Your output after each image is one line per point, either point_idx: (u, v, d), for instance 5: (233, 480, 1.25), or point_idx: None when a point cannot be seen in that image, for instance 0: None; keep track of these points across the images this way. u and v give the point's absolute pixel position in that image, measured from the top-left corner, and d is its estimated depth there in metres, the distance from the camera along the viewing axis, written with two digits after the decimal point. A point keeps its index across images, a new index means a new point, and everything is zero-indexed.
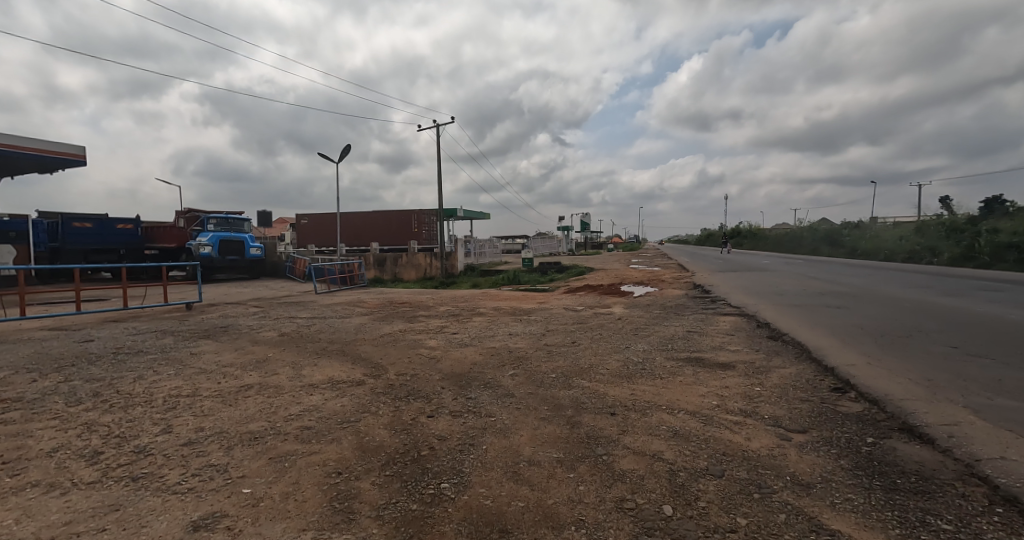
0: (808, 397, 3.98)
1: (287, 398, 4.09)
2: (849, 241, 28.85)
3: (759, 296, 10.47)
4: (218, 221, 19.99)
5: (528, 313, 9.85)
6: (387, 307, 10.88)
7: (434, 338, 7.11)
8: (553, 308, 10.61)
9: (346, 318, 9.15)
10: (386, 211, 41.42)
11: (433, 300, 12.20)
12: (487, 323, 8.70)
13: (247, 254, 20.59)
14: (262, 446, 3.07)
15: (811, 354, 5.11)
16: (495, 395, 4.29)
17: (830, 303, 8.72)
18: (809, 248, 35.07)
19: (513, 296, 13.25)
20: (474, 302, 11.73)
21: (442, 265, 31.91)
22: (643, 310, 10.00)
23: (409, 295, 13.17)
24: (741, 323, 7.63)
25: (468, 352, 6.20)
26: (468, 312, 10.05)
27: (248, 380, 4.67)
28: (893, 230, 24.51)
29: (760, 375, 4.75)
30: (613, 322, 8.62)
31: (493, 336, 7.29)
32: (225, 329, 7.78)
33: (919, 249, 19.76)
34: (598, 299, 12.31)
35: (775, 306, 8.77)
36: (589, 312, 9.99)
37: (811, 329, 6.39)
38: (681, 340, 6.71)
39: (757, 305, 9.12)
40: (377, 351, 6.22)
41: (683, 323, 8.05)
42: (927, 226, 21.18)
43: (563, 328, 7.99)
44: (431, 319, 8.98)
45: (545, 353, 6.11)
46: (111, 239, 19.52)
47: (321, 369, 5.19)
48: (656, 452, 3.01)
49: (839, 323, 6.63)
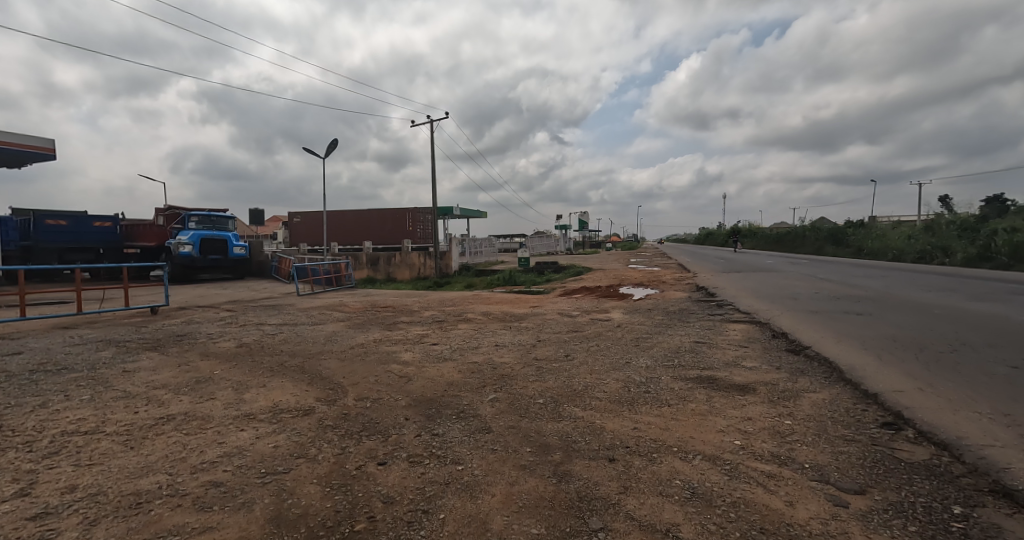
0: (852, 436, 3.23)
1: (208, 435, 3.29)
2: (854, 241, 28.17)
3: (770, 300, 9.74)
4: (199, 220, 19.19)
5: (520, 319, 9.09)
6: (367, 312, 10.11)
7: (410, 350, 6.33)
8: (546, 313, 9.85)
9: (320, 325, 8.38)
10: (380, 209, 40.62)
11: (419, 304, 11.43)
12: (474, 331, 7.93)
13: (231, 254, 19.79)
14: (141, 519, 2.27)
15: (844, 376, 4.39)
16: (468, 431, 3.53)
17: (850, 310, 7.99)
18: (811, 247, 34.41)
19: (505, 299, 12.48)
20: (463, 306, 10.97)
21: (436, 265, 31.17)
22: (644, 316, 9.24)
23: (395, 298, 12.40)
24: (755, 333, 6.87)
25: (446, 368, 5.43)
26: (454, 318, 9.29)
27: (172, 409, 3.86)
28: (900, 230, 23.82)
29: (788, 403, 3.99)
30: (611, 330, 7.84)
31: (478, 347, 6.53)
32: (180, 339, 6.98)
33: (930, 249, 19.02)
34: (596, 302, 11.54)
35: (790, 313, 8.07)
36: (585, 318, 9.23)
37: (837, 341, 5.65)
38: (689, 353, 5.93)
39: (769, 311, 8.40)
40: (341, 367, 5.44)
41: (690, 332, 7.28)
42: (937, 224, 20.49)
43: (556, 338, 7.22)
44: (412, 327, 8.19)
45: (534, 369, 5.34)
46: (87, 238, 18.73)
47: (268, 392, 4.39)
48: (670, 528, 2.25)
49: (867, 334, 5.91)
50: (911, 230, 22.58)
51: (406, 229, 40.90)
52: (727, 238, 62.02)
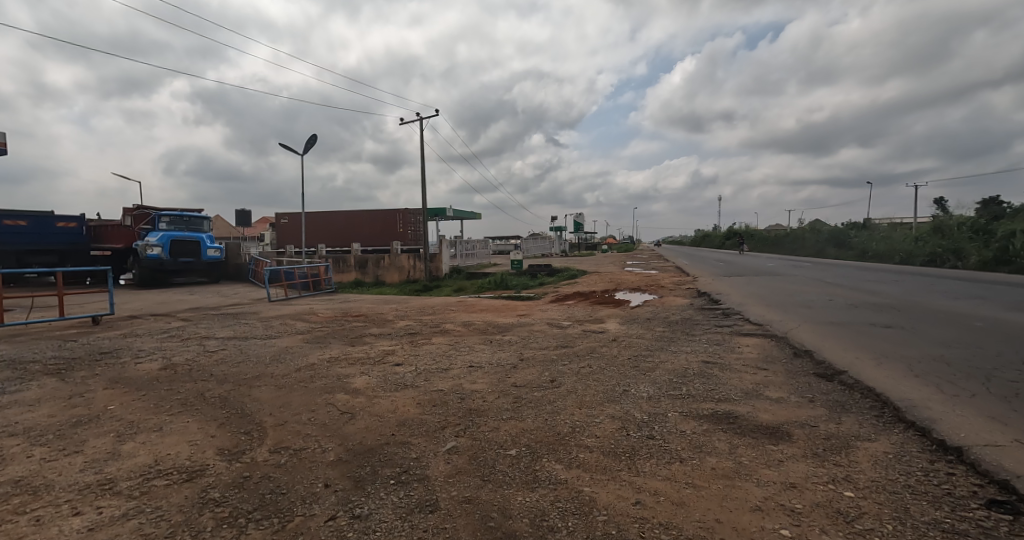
0: (951, 523, 2.25)
1: (17, 527, 2.24)
2: (856, 242, 27.49)
3: (783, 309, 8.83)
4: (171, 220, 18.17)
5: (504, 332, 8.07)
6: (335, 322, 9.06)
7: (368, 374, 5.30)
8: (534, 324, 8.88)
9: (274, 338, 7.32)
10: (370, 211, 39.54)
11: (395, 313, 10.40)
12: (449, 346, 6.92)
13: (204, 256, 18.65)
14: None
15: (906, 418, 3.44)
16: (407, 510, 2.52)
17: (878, 322, 7.08)
18: (812, 248, 33.71)
19: (492, 306, 11.46)
20: (443, 315, 9.94)
21: (426, 267, 30.20)
22: (643, 328, 8.26)
23: (372, 307, 11.39)
24: (773, 351, 5.91)
25: (404, 400, 4.40)
26: (431, 330, 8.25)
27: (3, 472, 2.78)
28: (906, 232, 23.11)
29: (841, 459, 2.99)
30: (606, 345, 6.85)
31: (449, 369, 5.51)
32: (99, 357, 5.90)
33: (941, 252, 18.20)
34: (590, 311, 10.56)
35: (810, 324, 7.16)
36: (577, 330, 8.24)
37: (878, 365, 4.72)
38: (699, 379, 4.94)
39: (785, 322, 7.48)
40: (273, 397, 4.39)
41: (698, 350, 6.30)
42: (946, 226, 19.77)
43: (542, 356, 6.23)
44: (380, 342, 7.16)
45: (511, 402, 4.33)
46: (50, 239, 17.62)
47: (158, 438, 3.32)
48: None
49: (913, 355, 4.98)
50: (918, 231, 21.81)
51: (397, 230, 39.87)
52: (725, 239, 61.28)
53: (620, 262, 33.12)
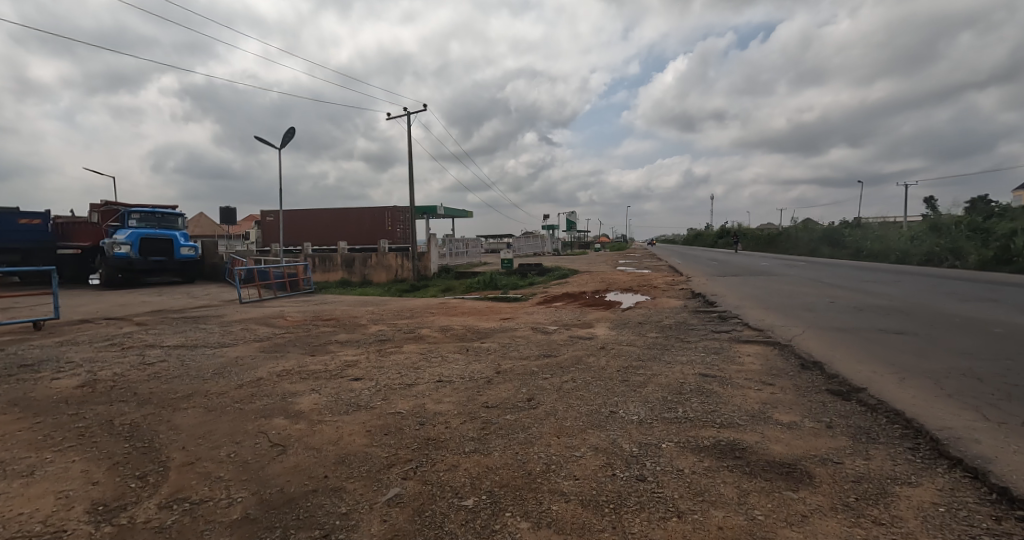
0: None
1: None
2: (850, 241, 27.13)
3: (784, 312, 8.30)
4: (141, 217, 17.34)
5: (484, 338, 7.40)
6: (301, 327, 8.33)
7: (320, 390, 4.60)
8: (517, 329, 8.25)
9: (227, 346, 6.59)
10: (358, 208, 38.66)
11: (370, 316, 9.69)
12: (420, 355, 6.25)
13: (177, 255, 17.78)
14: None
15: (950, 456, 2.83)
16: None
17: (889, 328, 6.54)
18: (805, 247, 33.36)
19: (475, 309, 10.79)
20: (421, 319, 9.25)
21: (414, 266, 29.46)
22: (634, 334, 7.64)
23: (347, 310, 10.67)
24: (778, 363, 5.31)
25: (352, 426, 3.71)
26: (404, 337, 7.57)
27: None
28: (901, 230, 22.74)
29: (881, 514, 2.36)
30: (594, 354, 6.22)
31: (414, 385, 4.85)
32: (15, 371, 5.16)
33: (939, 251, 17.79)
34: (578, 314, 9.93)
35: (815, 331, 6.62)
36: (563, 336, 7.61)
37: (901, 382, 4.12)
38: (697, 399, 4.33)
39: (788, 328, 6.92)
40: (195, 422, 3.68)
41: (695, 361, 5.70)
42: (943, 225, 19.38)
43: (522, 368, 5.59)
44: (345, 351, 6.47)
45: (478, 429, 3.67)
46: (11, 237, 16.71)
47: (18, 489, 2.61)
48: None
49: (939, 369, 4.40)
50: (914, 230, 21.44)
51: (385, 228, 39.04)
52: (718, 237, 60.90)
53: (613, 261, 32.52)
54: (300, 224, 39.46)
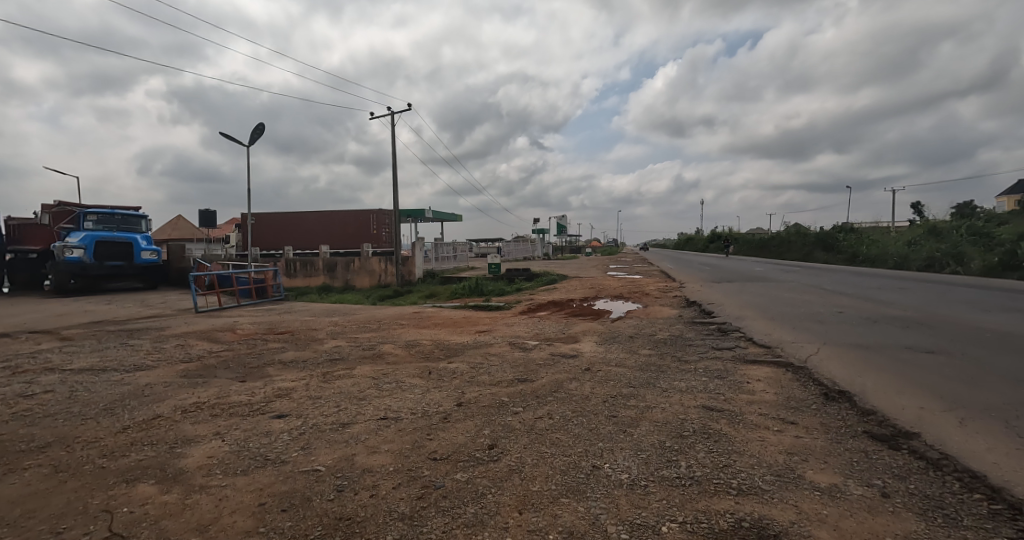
0: None
1: None
2: (844, 246, 26.60)
3: (790, 325, 7.50)
4: (99, 218, 16.28)
5: (452, 358, 6.42)
6: (246, 343, 7.29)
7: (227, 433, 3.59)
8: (492, 345, 7.32)
9: (144, 367, 5.54)
10: (342, 211, 37.54)
11: (331, 329, 8.65)
12: (372, 380, 5.26)
13: (138, 259, 16.70)
14: None
15: None
16: None
17: (916, 345, 5.72)
18: (799, 252, 32.83)
19: (450, 321, 9.79)
20: (387, 333, 8.22)
21: (398, 271, 28.42)
22: (625, 351, 6.74)
23: (308, 322, 9.63)
24: (797, 393, 4.42)
25: (243, 496, 2.67)
26: (361, 355, 6.57)
27: None
28: (896, 235, 22.25)
29: None
30: (577, 379, 5.30)
31: (350, 424, 3.86)
32: None
33: (939, 257, 17.15)
34: (563, 326, 8.99)
35: (832, 349, 5.80)
36: (543, 353, 6.68)
37: (963, 425, 3.25)
38: (706, 447, 3.39)
39: (801, 345, 6.09)
40: (19, 492, 2.63)
41: (697, 389, 4.78)
42: (942, 229, 18.85)
43: (489, 398, 4.63)
44: (284, 374, 5.45)
45: (414, 500, 2.69)
46: None
47: None
48: None
49: (1003, 406, 3.54)
50: (910, 235, 20.93)
51: (370, 232, 37.91)
52: (710, 241, 60.49)
53: (605, 266, 31.67)
54: (281, 227, 38.23)
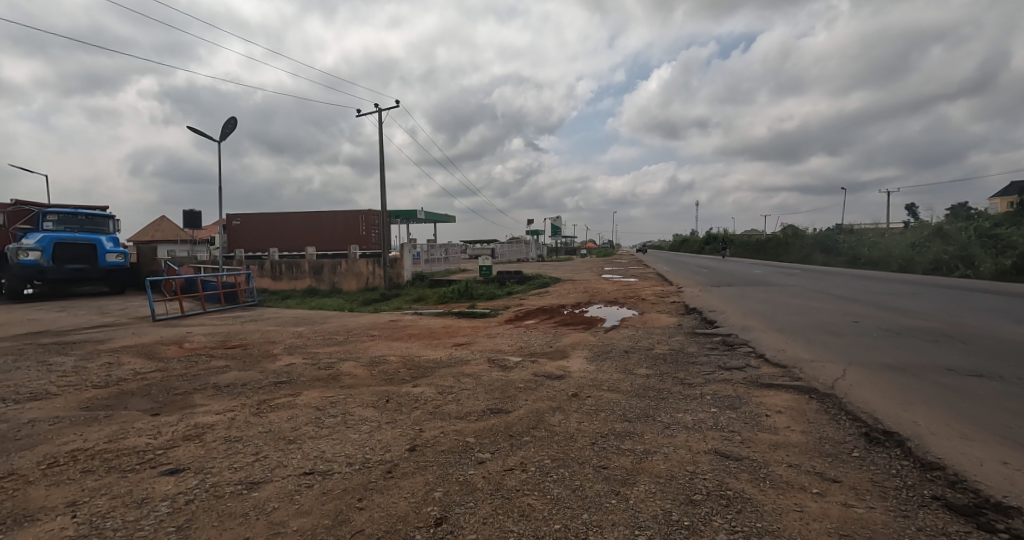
0: None
1: None
2: (845, 247, 25.90)
3: (804, 338, 6.69)
4: (60, 218, 15.36)
5: (418, 380, 5.52)
6: (186, 360, 6.35)
7: (85, 503, 2.64)
8: (468, 362, 6.44)
9: (40, 396, 4.59)
10: (329, 212, 36.50)
11: (291, 342, 7.71)
12: (314, 411, 4.34)
13: (102, 262, 15.68)
14: None
15: None
16: None
17: (958, 367, 4.92)
18: (797, 254, 32.12)
19: (427, 331, 8.87)
20: (352, 348, 7.31)
21: (386, 274, 27.44)
22: (618, 371, 5.88)
23: (270, 332, 8.68)
24: (831, 434, 3.57)
25: None
26: (314, 377, 5.64)
27: None
28: (899, 237, 21.57)
29: None
30: (561, 412, 4.43)
31: (262, 483, 2.93)
32: None
33: (946, 260, 16.40)
34: (551, 338, 8.10)
35: (860, 370, 4.98)
36: (525, 374, 5.82)
37: None
38: (729, 523, 2.51)
39: (822, 364, 5.28)
40: None
41: (707, 426, 3.92)
42: (949, 230, 18.16)
43: (453, 440, 3.73)
44: (209, 404, 4.51)
45: None
46: None
47: None
48: None
49: None
50: (915, 235, 20.21)
51: (358, 233, 36.89)
52: (706, 243, 59.86)
53: (600, 268, 30.74)
54: (267, 229, 37.17)
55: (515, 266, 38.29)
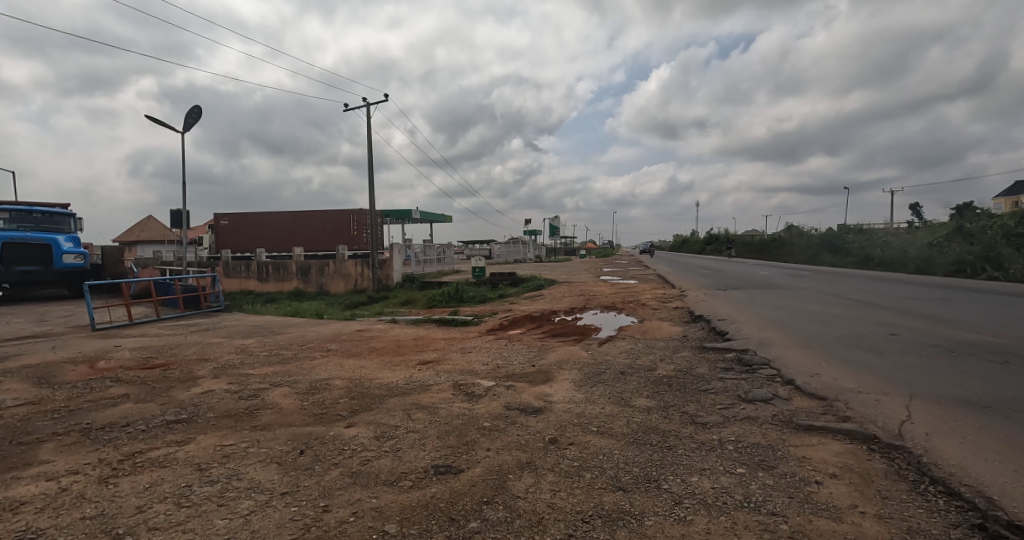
0: None
1: None
2: (854, 248, 24.77)
3: (839, 358, 5.51)
4: (12, 216, 14.23)
5: (355, 416, 4.33)
6: (80, 387, 5.15)
7: None
8: (427, 390, 5.25)
9: None
10: (319, 212, 35.33)
11: (227, 360, 6.51)
12: (189, 472, 3.13)
13: (58, 263, 14.48)
14: None
15: None
16: None
17: None
18: (803, 255, 30.97)
19: (394, 345, 7.68)
20: (296, 369, 6.13)
21: (373, 275, 26.24)
22: (611, 404, 4.70)
23: (211, 346, 7.48)
24: (926, 526, 2.38)
25: None
26: (227, 410, 4.44)
27: None
28: (914, 237, 20.43)
29: None
30: (531, 474, 3.24)
31: None
32: None
33: (970, 261, 15.20)
34: (535, 354, 6.91)
35: (928, 407, 3.78)
36: (494, 409, 4.64)
37: None
38: None
39: (874, 399, 4.09)
40: None
41: (735, 504, 2.72)
42: (970, 229, 17.00)
43: (363, 532, 2.52)
44: (51, 461, 3.28)
45: None
46: None
47: None
48: None
49: None
50: (932, 235, 19.06)
51: (349, 233, 35.68)
52: (708, 243, 58.68)
53: (598, 270, 29.61)
54: (255, 229, 36.01)
55: (511, 267, 36.99)
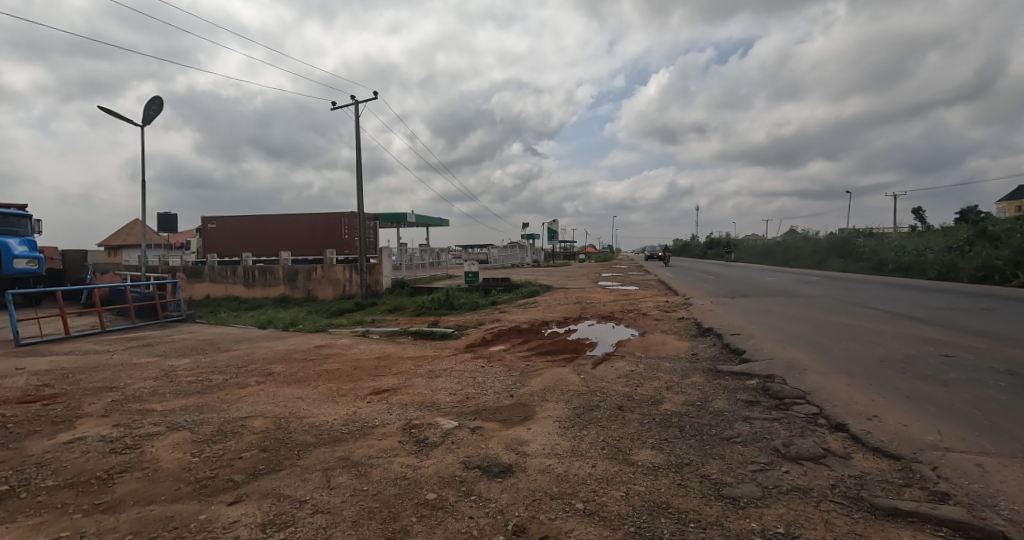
0: None
1: None
2: (865, 253, 23.57)
3: (897, 392, 4.32)
4: None
5: (251, 484, 3.13)
6: None
7: None
8: (366, 435, 4.02)
9: None
10: (309, 215, 34.15)
11: (136, 390, 5.28)
12: None
13: (8, 269, 13.24)
14: None
15: None
16: None
17: None
18: (810, 259, 29.74)
19: (351, 367, 6.43)
20: (215, 402, 4.91)
21: (361, 281, 25.01)
22: (605, 461, 3.48)
23: (132, 369, 6.26)
24: None
25: None
26: (77, 473, 3.21)
27: None
28: (932, 241, 19.18)
29: None
30: None
31: None
32: None
33: (999, 266, 14.01)
34: (516, 380, 5.68)
35: None
36: (447, 468, 3.41)
37: None
38: None
39: (976, 465, 2.89)
40: None
41: None
42: (996, 231, 15.79)
43: None
44: None
45: None
46: None
47: None
48: None
49: None
50: (953, 238, 17.83)
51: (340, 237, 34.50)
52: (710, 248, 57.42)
53: (597, 275, 28.39)
54: (243, 232, 34.86)
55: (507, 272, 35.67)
